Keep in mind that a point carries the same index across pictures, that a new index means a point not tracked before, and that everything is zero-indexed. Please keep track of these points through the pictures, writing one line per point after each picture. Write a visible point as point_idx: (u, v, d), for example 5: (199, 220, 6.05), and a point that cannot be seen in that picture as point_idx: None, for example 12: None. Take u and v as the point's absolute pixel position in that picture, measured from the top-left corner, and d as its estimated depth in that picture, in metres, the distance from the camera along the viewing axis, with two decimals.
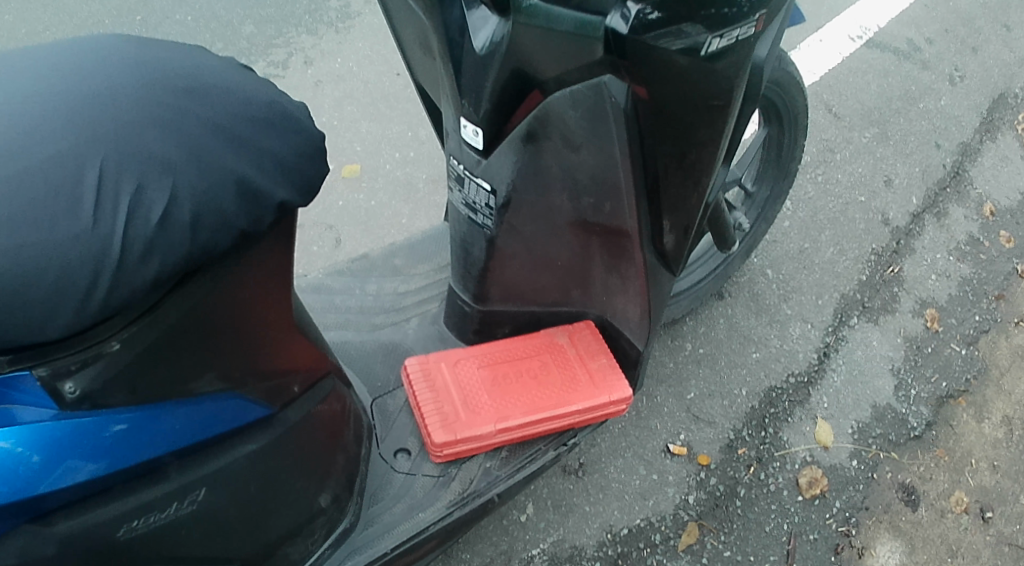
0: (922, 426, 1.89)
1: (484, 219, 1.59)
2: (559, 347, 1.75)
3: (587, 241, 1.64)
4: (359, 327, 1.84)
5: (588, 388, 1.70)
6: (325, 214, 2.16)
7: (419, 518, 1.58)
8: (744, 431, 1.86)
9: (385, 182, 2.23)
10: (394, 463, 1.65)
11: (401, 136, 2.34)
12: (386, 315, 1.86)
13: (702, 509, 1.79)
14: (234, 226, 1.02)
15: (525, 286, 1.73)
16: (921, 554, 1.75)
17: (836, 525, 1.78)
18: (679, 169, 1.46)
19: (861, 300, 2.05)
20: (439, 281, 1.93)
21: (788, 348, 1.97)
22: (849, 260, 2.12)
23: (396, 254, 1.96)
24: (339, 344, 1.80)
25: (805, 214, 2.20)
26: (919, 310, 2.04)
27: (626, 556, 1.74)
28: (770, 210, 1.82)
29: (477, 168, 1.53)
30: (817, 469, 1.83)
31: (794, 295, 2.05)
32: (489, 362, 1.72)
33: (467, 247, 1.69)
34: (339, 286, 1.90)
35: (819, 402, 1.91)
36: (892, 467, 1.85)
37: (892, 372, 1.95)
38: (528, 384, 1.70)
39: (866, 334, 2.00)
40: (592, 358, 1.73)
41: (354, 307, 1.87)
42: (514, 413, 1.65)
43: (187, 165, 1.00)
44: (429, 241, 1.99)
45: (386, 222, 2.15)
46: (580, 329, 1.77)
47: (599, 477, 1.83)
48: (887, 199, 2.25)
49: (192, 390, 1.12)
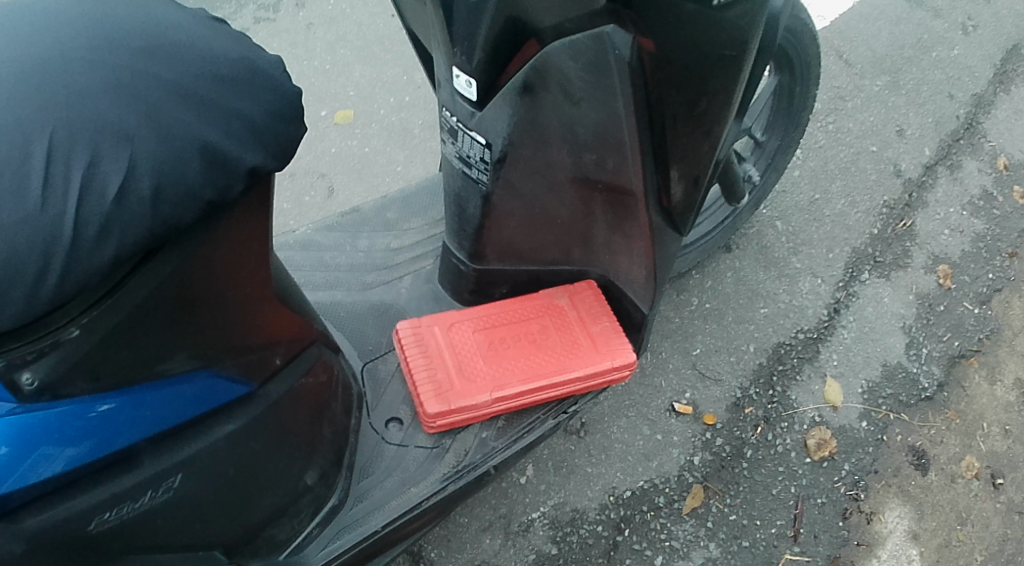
0: (934, 387, 1.82)
1: (479, 175, 1.49)
2: (560, 310, 1.65)
3: (589, 198, 1.54)
4: (350, 286, 1.74)
5: (589, 354, 1.60)
6: (317, 163, 2.08)
7: (410, 494, 1.50)
8: (751, 390, 1.80)
9: (379, 127, 2.15)
10: (385, 434, 1.56)
11: (396, 81, 2.25)
12: (379, 273, 1.76)
13: (707, 471, 1.74)
14: (200, 197, 0.93)
15: (523, 246, 1.63)
16: (929, 522, 1.71)
17: (844, 488, 1.73)
18: (688, 118, 1.35)
19: (873, 254, 1.95)
20: (434, 237, 1.83)
21: (796, 304, 1.90)
22: (861, 212, 2.01)
23: (389, 208, 1.86)
24: (329, 305, 1.71)
25: (815, 163, 2.10)
26: (931, 265, 1.94)
27: (629, 520, 1.70)
28: (781, 161, 1.72)
29: (471, 121, 1.42)
30: (826, 430, 1.77)
31: (804, 248, 1.97)
32: (486, 326, 1.62)
33: (461, 204, 1.59)
34: (329, 243, 1.80)
35: (828, 359, 1.84)
36: (902, 429, 1.79)
37: (903, 330, 1.87)
38: (527, 350, 1.60)
39: (878, 289, 1.90)
40: (594, 321, 1.64)
41: (345, 264, 1.77)
42: (511, 381, 1.56)
43: (146, 133, 0.91)
44: (424, 193, 1.90)
45: (380, 169, 2.06)
46: (583, 290, 1.67)
47: (601, 438, 1.78)
48: (899, 149, 2.14)
49: (161, 370, 1.03)
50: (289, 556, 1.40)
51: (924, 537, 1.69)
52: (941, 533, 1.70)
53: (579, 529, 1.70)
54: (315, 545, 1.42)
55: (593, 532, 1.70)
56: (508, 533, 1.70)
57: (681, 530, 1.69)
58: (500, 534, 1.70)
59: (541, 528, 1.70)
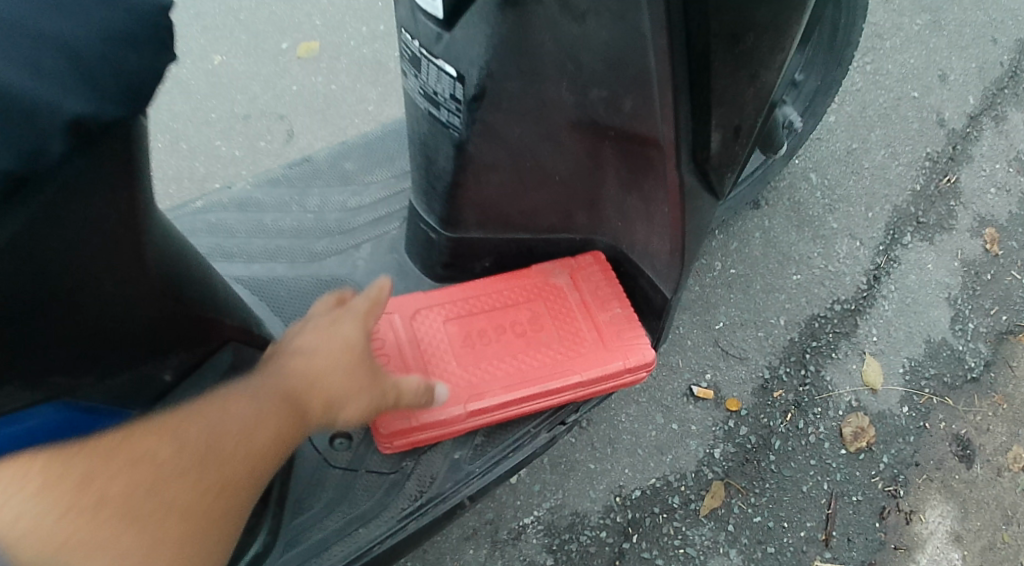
0: (981, 366, 1.58)
1: (449, 117, 1.16)
2: (557, 292, 1.33)
3: (597, 151, 1.17)
4: (295, 258, 1.41)
5: (590, 354, 1.29)
6: (276, 103, 1.78)
7: (358, 537, 1.24)
8: (781, 369, 1.55)
9: (349, 62, 1.85)
10: (329, 455, 1.29)
11: (369, 9, 1.95)
12: (331, 241, 1.43)
13: (729, 465, 1.50)
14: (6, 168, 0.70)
15: (510, 211, 1.27)
16: (973, 522, 1.48)
17: (882, 484, 1.50)
18: (731, 58, 1.00)
19: (916, 215, 1.66)
20: (400, 193, 1.48)
21: (833, 270, 1.63)
22: (901, 165, 1.71)
23: (348, 156, 1.54)
24: (267, 282, 1.38)
25: (852, 108, 1.77)
26: (977, 229, 1.65)
27: (638, 524, 1.47)
28: (820, 103, 1.44)
29: (437, 46, 1.08)
30: (864, 417, 1.53)
31: (841, 205, 1.67)
32: (462, 316, 1.33)
33: (430, 154, 1.25)
34: (272, 202, 1.47)
35: (867, 335, 1.58)
36: (947, 416, 1.55)
37: (949, 302, 1.60)
38: (512, 347, 1.30)
39: (921, 255, 1.63)
40: (601, 307, 1.31)
41: (290, 228, 1.44)
42: (491, 385, 1.27)
43: None
44: (390, 139, 1.57)
45: (349, 109, 1.78)
46: (590, 262, 1.33)
47: (607, 428, 1.53)
48: (942, 96, 1.79)
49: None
50: None
51: (967, 539, 1.47)
52: (986, 535, 1.47)
53: (578, 537, 1.46)
54: None
55: (595, 539, 1.46)
56: (495, 542, 1.46)
57: (698, 534, 1.45)
58: (485, 543, 1.46)
59: (535, 536, 1.46)
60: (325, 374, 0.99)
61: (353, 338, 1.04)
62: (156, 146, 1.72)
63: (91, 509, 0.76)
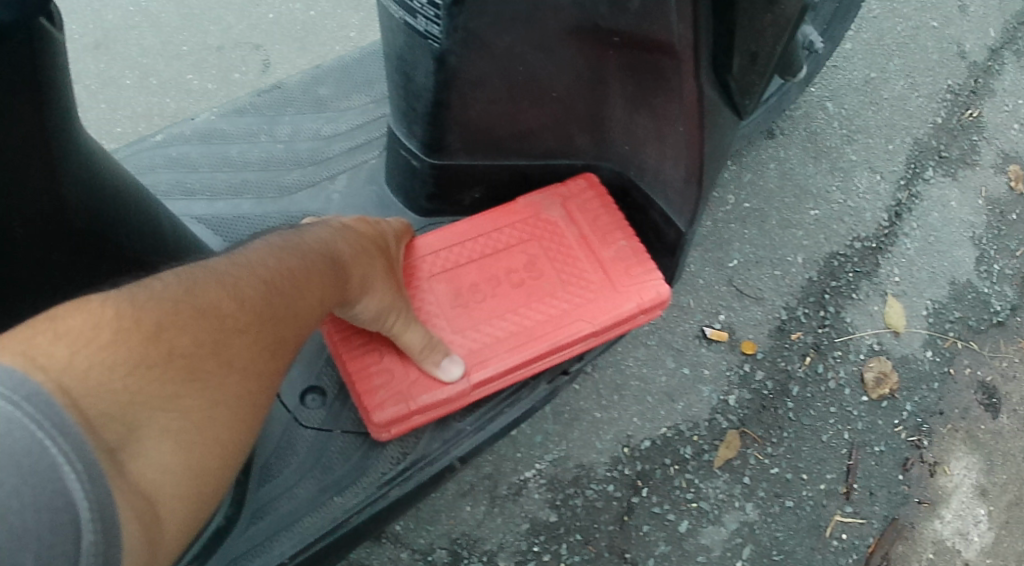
0: (1006, 310, 1.50)
1: (428, 27, 1.02)
2: (557, 232, 1.23)
3: (601, 61, 1.09)
4: (263, 194, 1.33)
5: (599, 299, 1.19)
6: (251, 32, 1.64)
7: (333, 506, 1.15)
8: (799, 311, 1.47)
9: None
10: (300, 415, 1.21)
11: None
12: (302, 172, 1.35)
13: (745, 413, 1.43)
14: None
15: (504, 134, 1.19)
16: (999, 475, 1.44)
17: (906, 434, 1.44)
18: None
19: (937, 148, 1.57)
20: (376, 121, 1.40)
21: (853, 206, 1.53)
22: (922, 98, 1.61)
23: (321, 82, 1.44)
24: (233, 219, 1.31)
25: (870, 35, 1.66)
26: (1002, 166, 1.56)
27: (648, 476, 1.40)
28: (838, 29, 1.35)
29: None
30: (887, 362, 1.46)
31: (860, 136, 1.58)
32: (451, 269, 1.22)
33: (408, 74, 1.12)
34: (237, 132, 1.38)
35: (889, 275, 1.50)
36: (972, 361, 1.48)
37: (973, 241, 1.53)
38: (511, 300, 1.20)
39: (943, 192, 1.54)
40: (605, 244, 1.21)
41: (257, 160, 1.36)
42: (491, 342, 1.17)
43: None
44: (370, 62, 1.47)
45: (328, 36, 1.63)
46: (588, 190, 1.24)
47: (613, 374, 1.45)
48: (963, 28, 1.67)
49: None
50: None
51: (994, 493, 1.43)
52: (1014, 490, 1.43)
53: (585, 491, 1.39)
54: None
55: (602, 493, 1.39)
56: (494, 498, 1.39)
57: (712, 488, 1.39)
58: (483, 499, 1.39)
59: (537, 491, 1.39)
60: (342, 264, 1.06)
61: (369, 234, 1.13)
62: (122, 82, 1.57)
63: (157, 364, 0.81)
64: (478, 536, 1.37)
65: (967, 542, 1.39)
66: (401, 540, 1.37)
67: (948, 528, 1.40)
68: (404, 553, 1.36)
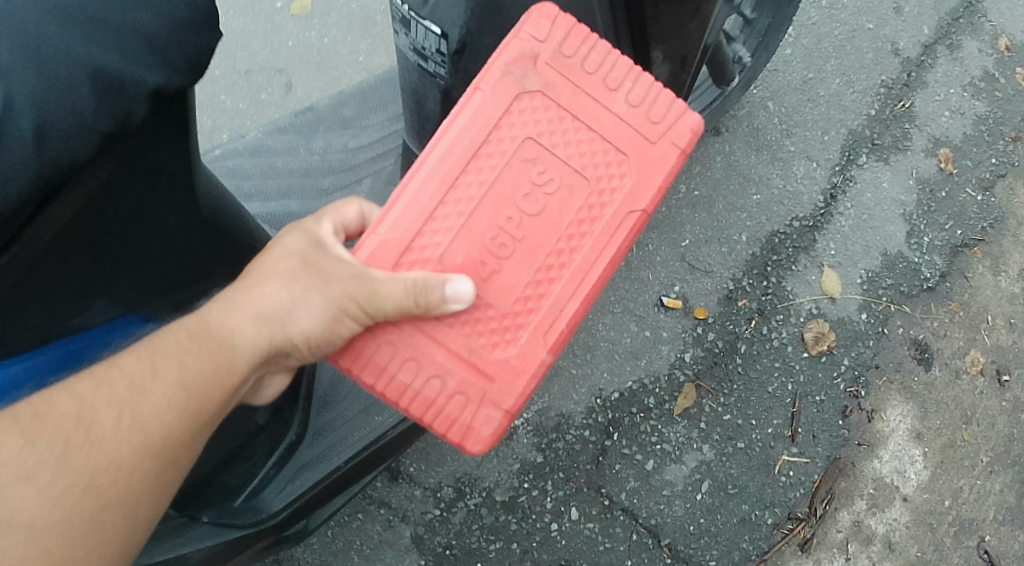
0: (936, 277, 1.74)
1: (436, 68, 1.30)
2: (550, 133, 1.13)
3: None
4: (305, 195, 1.61)
5: (643, 159, 1.14)
6: (271, 57, 1.87)
7: (376, 424, 1.43)
8: (744, 281, 1.71)
9: (341, 17, 1.91)
10: None
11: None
12: (337, 178, 1.63)
13: (700, 368, 1.67)
14: (95, 128, 0.88)
15: None
16: (933, 421, 1.69)
17: (844, 385, 1.68)
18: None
19: (871, 136, 1.78)
20: (393, 135, 1.68)
21: (791, 190, 1.76)
22: (856, 93, 1.81)
23: (345, 104, 1.70)
24: (283, 216, 1.58)
25: (809, 40, 1.85)
26: (932, 150, 1.79)
27: (618, 423, 1.66)
28: (772, 41, 1.61)
29: (425, 9, 1.23)
30: (824, 323, 1.69)
31: (797, 130, 1.79)
32: (440, 234, 1.11)
33: (420, 100, 1.41)
34: (282, 146, 1.64)
35: (825, 249, 1.73)
36: (904, 321, 1.72)
37: (904, 218, 1.75)
38: (537, 230, 1.13)
39: (876, 174, 1.77)
40: (613, 102, 1.14)
41: (300, 169, 1.63)
42: (547, 270, 1.13)
43: (24, 66, 0.84)
44: (383, 85, 1.73)
45: (343, 61, 1.87)
46: (559, 39, 1.13)
47: (586, 336, 1.69)
48: (898, 27, 1.87)
49: (77, 325, 1.03)
50: (247, 500, 1.35)
51: (928, 436, 1.68)
52: (946, 433, 1.69)
53: (565, 435, 1.65)
54: (272, 488, 1.37)
55: (580, 437, 1.65)
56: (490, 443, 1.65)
57: (672, 432, 1.65)
58: None
59: (525, 436, 1.66)
60: (225, 315, 1.03)
61: (269, 259, 1.08)
62: None
63: None
64: (477, 475, 1.65)
65: (905, 479, 1.66)
66: (415, 480, 1.65)
67: (886, 467, 1.66)
68: (417, 490, 1.64)
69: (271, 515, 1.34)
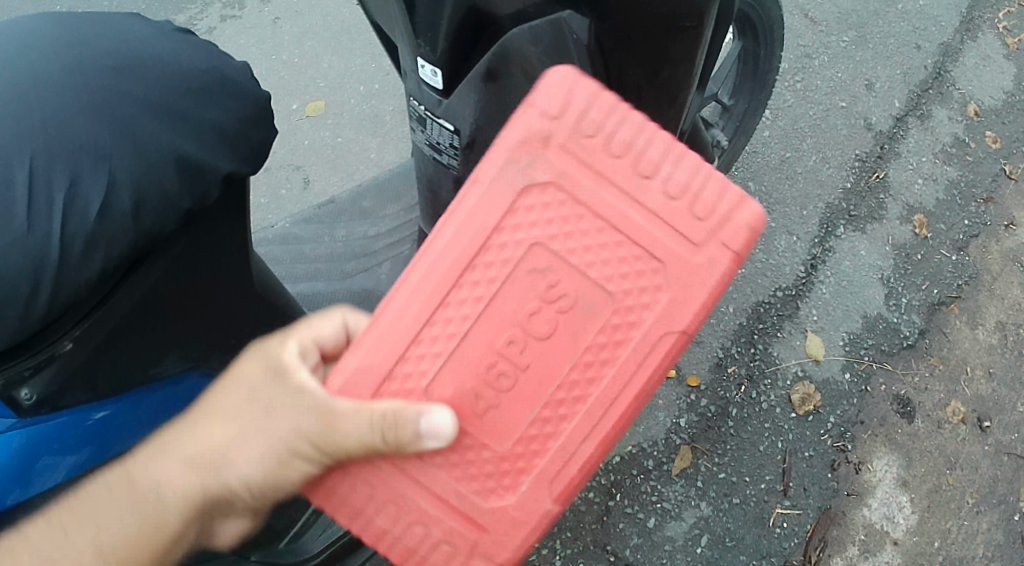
0: (915, 334, 1.86)
1: (450, 161, 1.40)
2: (567, 236, 1.06)
3: None
4: (330, 277, 1.71)
5: (684, 267, 1.07)
6: (290, 155, 2.08)
7: None
8: (733, 349, 1.86)
9: (352, 117, 2.13)
10: None
11: (365, 68, 2.21)
12: (358, 262, 1.73)
13: (694, 431, 1.80)
14: (179, 204, 1.11)
15: None
16: (918, 468, 1.77)
17: (832, 441, 1.78)
18: (654, 89, 1.31)
19: (847, 208, 1.97)
20: (409, 223, 1.79)
21: (773, 263, 1.93)
22: (832, 167, 2.02)
23: (364, 196, 1.84)
24: (308, 295, 1.68)
25: (785, 122, 2.09)
26: (907, 216, 1.97)
27: (620, 485, 1.77)
28: (750, 124, 1.81)
29: (439, 109, 1.33)
30: (809, 385, 1.82)
31: (778, 207, 1.98)
32: (426, 351, 1.07)
33: (435, 187, 1.50)
34: (307, 235, 1.78)
35: (808, 316, 1.88)
36: (886, 378, 1.83)
37: (882, 281, 1.90)
38: (540, 354, 1.08)
39: (853, 243, 1.94)
40: (646, 196, 1.06)
41: (324, 254, 1.75)
42: (558, 400, 1.09)
43: (123, 152, 1.07)
44: (396, 178, 1.87)
45: (354, 157, 2.08)
46: (577, 117, 1.05)
47: None
48: (869, 103, 2.11)
49: (155, 373, 1.20)
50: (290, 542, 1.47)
51: (914, 484, 1.76)
52: (931, 479, 1.77)
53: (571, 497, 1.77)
54: (313, 531, 1.49)
55: (585, 498, 1.76)
56: None
57: (671, 491, 1.76)
58: None
59: None
60: (163, 459, 1.11)
61: (223, 386, 1.12)
62: None
63: None
64: None
65: (894, 524, 1.73)
66: None
67: (875, 514, 1.74)
68: None
69: (313, 555, 1.49)
